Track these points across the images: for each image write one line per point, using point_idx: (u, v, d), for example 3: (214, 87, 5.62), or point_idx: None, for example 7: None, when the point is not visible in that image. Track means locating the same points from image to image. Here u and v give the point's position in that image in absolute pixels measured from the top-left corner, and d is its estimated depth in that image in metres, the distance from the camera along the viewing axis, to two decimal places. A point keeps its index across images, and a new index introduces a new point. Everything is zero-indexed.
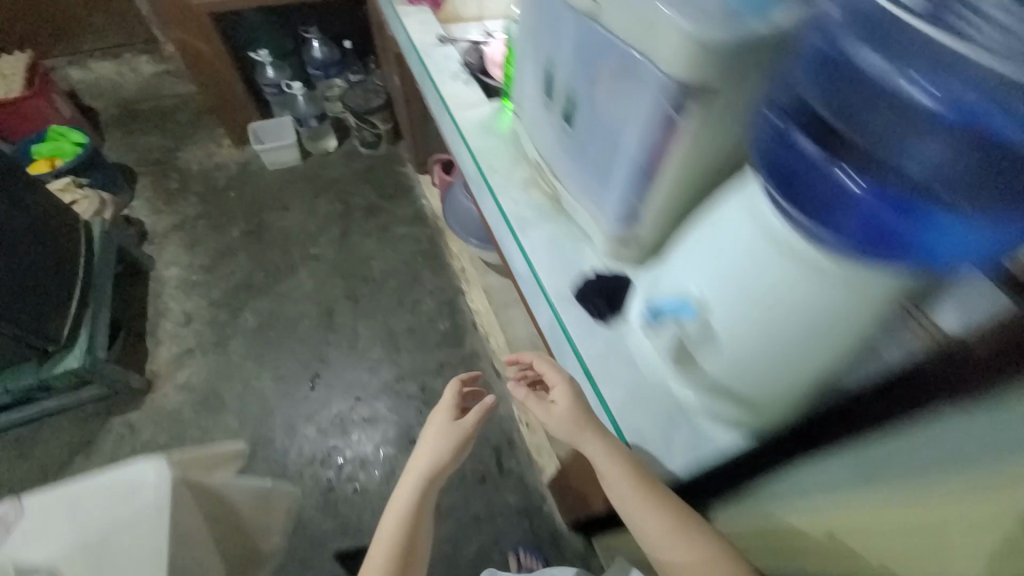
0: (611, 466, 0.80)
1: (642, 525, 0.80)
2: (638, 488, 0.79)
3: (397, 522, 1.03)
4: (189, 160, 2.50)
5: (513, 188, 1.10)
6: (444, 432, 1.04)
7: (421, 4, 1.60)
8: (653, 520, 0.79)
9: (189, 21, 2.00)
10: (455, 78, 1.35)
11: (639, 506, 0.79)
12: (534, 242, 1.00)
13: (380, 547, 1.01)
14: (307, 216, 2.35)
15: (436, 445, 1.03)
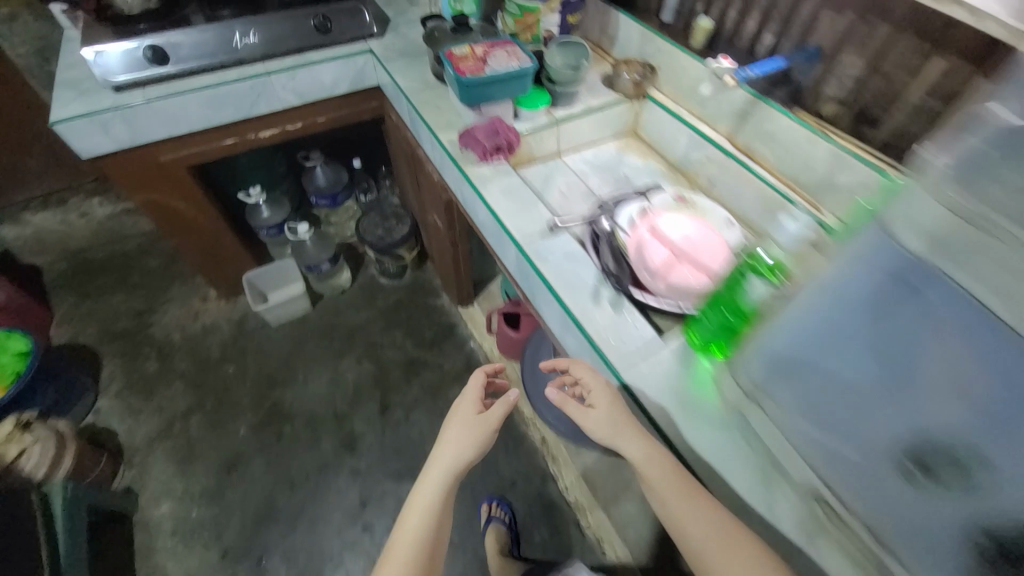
0: (652, 461, 0.75)
1: (700, 545, 0.68)
2: (693, 491, 0.71)
3: (417, 525, 0.99)
4: (168, 325, 1.98)
5: (781, 547, 0.68)
6: (469, 424, 1.08)
7: (497, 159, 1.17)
8: (718, 532, 0.68)
9: (161, 179, 1.51)
10: (599, 299, 0.91)
11: (685, 506, 0.70)
12: None
13: (400, 545, 0.97)
14: (332, 386, 1.86)
15: (462, 440, 1.06)
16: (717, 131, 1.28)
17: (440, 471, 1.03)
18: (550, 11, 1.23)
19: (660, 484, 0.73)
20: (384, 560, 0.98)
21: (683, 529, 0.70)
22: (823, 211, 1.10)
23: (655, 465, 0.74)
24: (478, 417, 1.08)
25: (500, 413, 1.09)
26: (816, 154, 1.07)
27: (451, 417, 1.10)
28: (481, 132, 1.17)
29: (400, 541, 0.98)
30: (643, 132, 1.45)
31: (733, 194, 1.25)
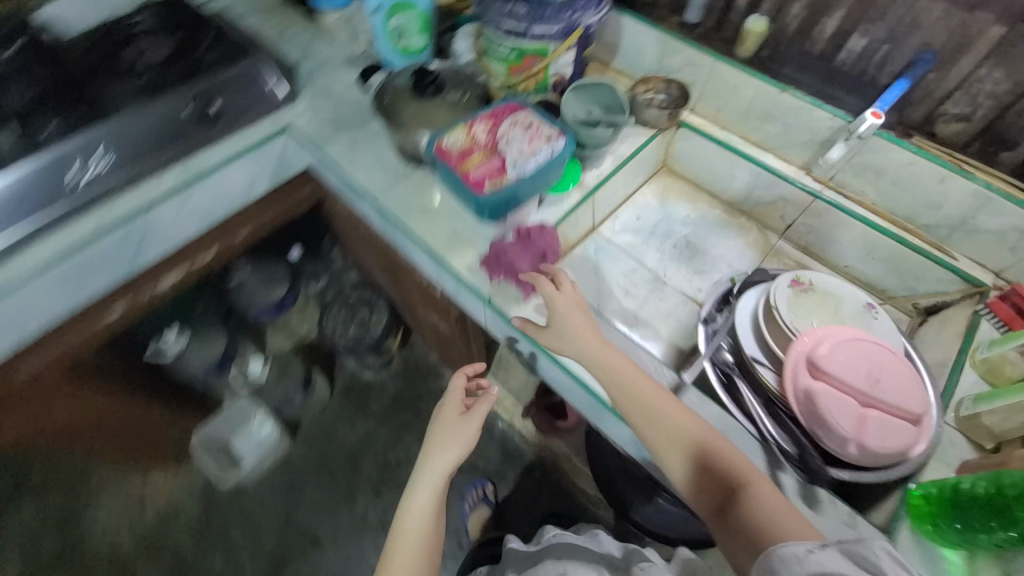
0: (613, 359, 0.74)
1: (660, 437, 0.69)
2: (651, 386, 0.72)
3: (418, 520, 0.89)
4: (107, 528, 1.49)
5: None
6: (453, 426, 0.95)
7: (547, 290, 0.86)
8: (679, 422, 0.69)
9: (35, 399, 1.03)
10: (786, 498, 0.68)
11: (646, 399, 0.71)
12: None
13: (407, 537, 0.88)
14: (356, 535, 1.52)
15: (450, 430, 0.95)
16: (788, 162, 1.02)
17: (435, 468, 0.92)
18: (565, 50, 0.85)
19: (620, 381, 0.73)
20: (386, 555, 0.88)
21: (639, 420, 0.70)
22: (953, 254, 0.90)
23: (616, 362, 0.74)
24: (459, 420, 0.96)
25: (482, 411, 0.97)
26: (947, 192, 0.85)
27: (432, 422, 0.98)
28: (520, 258, 0.84)
29: (407, 538, 0.88)
30: (679, 166, 1.15)
31: (824, 239, 1.02)
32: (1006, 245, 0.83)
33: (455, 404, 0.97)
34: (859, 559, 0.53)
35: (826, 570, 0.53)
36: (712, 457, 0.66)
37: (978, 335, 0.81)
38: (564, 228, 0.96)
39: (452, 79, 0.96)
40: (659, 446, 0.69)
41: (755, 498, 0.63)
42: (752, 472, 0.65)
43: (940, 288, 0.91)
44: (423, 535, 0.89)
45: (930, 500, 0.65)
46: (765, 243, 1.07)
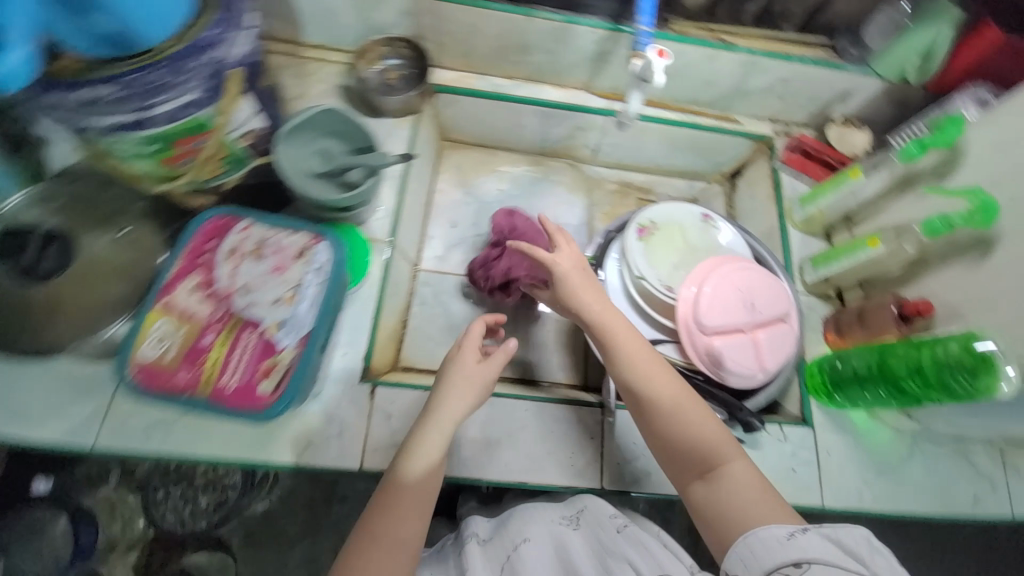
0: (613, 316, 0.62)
1: (645, 405, 0.57)
2: (639, 349, 0.59)
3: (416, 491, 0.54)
4: None
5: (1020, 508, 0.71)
6: (474, 380, 0.58)
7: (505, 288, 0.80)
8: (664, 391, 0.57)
9: None
10: None
11: (644, 361, 0.59)
12: None
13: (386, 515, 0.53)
14: None
15: (468, 384, 0.58)
16: (567, 88, 0.88)
17: (442, 423, 0.56)
18: (229, 108, 0.52)
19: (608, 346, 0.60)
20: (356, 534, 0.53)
21: (624, 385, 0.59)
22: (736, 118, 0.91)
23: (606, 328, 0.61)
24: (476, 369, 0.59)
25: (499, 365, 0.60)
26: (718, 67, 0.81)
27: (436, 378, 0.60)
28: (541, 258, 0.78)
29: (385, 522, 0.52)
30: (459, 131, 0.94)
31: (630, 150, 0.95)
32: (777, 95, 0.85)
33: (472, 346, 0.60)
34: (846, 548, 0.45)
35: (806, 557, 0.45)
36: (696, 429, 0.55)
37: (785, 193, 0.86)
38: (387, 306, 0.73)
39: (101, 221, 0.63)
40: (642, 415, 0.58)
41: (735, 478, 0.53)
42: (729, 453, 0.54)
43: (736, 153, 0.94)
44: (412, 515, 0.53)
45: (824, 380, 0.72)
46: (582, 178, 0.99)
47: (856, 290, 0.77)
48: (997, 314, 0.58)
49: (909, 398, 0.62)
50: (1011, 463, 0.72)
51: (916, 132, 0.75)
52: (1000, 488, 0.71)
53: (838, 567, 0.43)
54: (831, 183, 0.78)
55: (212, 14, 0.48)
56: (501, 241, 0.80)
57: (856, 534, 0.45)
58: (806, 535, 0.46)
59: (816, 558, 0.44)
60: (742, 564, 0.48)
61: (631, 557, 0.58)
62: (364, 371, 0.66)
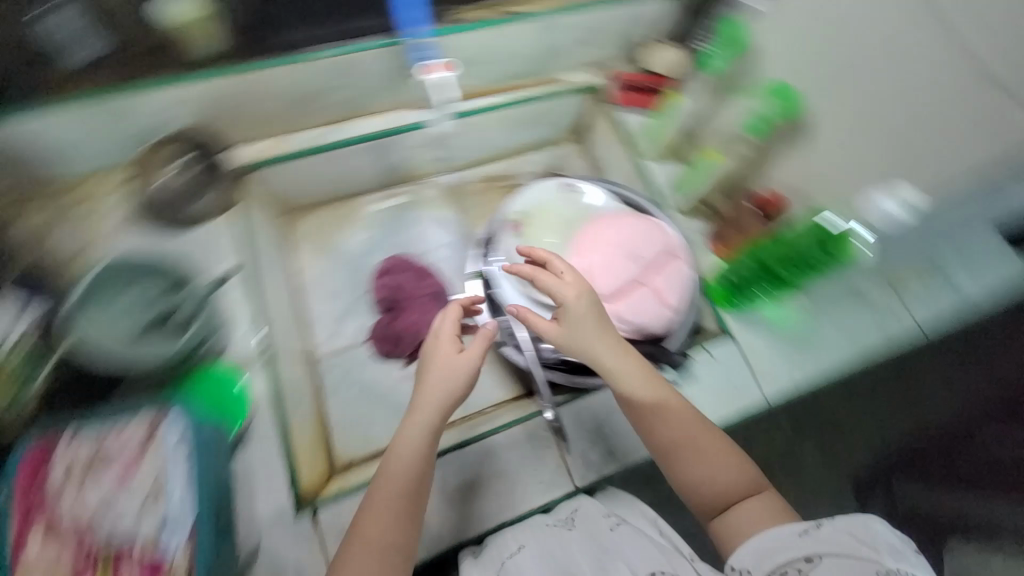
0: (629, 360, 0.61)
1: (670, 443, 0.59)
2: (653, 390, 0.60)
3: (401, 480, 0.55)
4: None
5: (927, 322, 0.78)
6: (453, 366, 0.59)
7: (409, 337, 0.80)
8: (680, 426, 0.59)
9: None
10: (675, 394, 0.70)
11: (669, 409, 0.59)
12: None
13: (376, 509, 0.54)
14: None
15: (449, 369, 0.59)
16: (384, 112, 0.81)
17: (427, 408, 0.58)
18: None
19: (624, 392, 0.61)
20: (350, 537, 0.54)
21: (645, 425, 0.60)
22: (559, 77, 0.89)
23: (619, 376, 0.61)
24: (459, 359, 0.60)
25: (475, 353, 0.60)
26: (516, 38, 0.79)
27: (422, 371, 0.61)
28: (427, 305, 0.80)
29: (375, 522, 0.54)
30: (297, 198, 0.86)
31: (475, 146, 0.92)
32: (583, 42, 0.85)
33: (449, 336, 0.61)
34: (856, 537, 0.48)
35: (819, 554, 0.48)
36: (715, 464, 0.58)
37: (630, 131, 0.87)
38: (295, 420, 0.67)
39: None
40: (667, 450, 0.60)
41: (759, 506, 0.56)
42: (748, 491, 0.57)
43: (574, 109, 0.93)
44: (399, 505, 0.54)
45: (726, 293, 0.76)
46: (443, 191, 0.95)
47: (722, 199, 0.79)
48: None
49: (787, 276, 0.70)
50: (904, 285, 0.70)
51: (710, 37, 0.81)
52: (897, 311, 0.70)
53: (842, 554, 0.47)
54: (661, 110, 0.80)
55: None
56: (388, 304, 0.82)
57: (862, 524, 0.49)
58: (814, 532, 0.50)
59: (824, 553, 0.48)
60: (752, 560, 0.51)
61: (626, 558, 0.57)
62: (295, 499, 0.60)
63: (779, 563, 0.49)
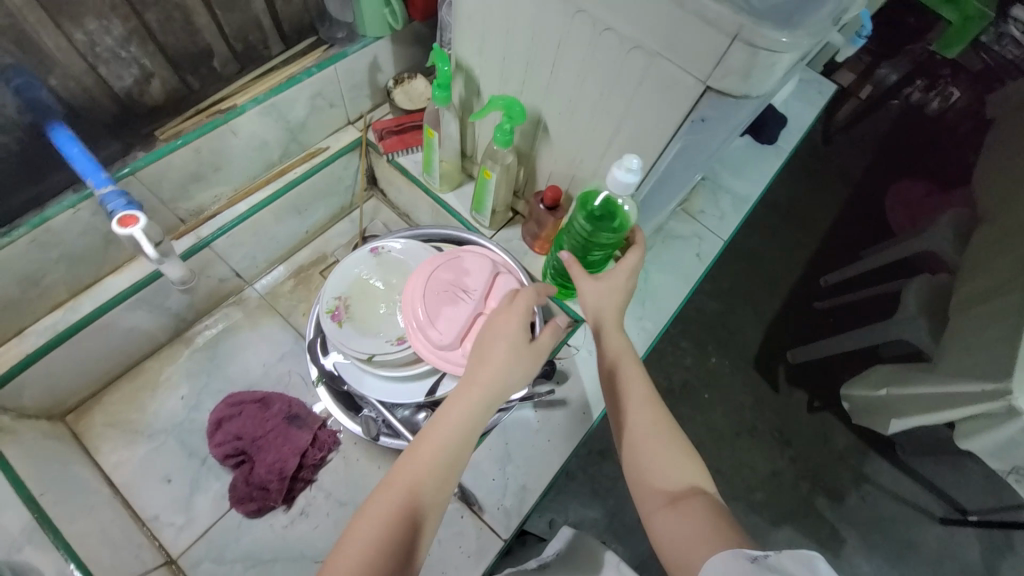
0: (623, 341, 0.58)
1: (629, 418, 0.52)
2: (635, 362, 0.56)
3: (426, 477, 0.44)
4: None
5: (711, 236, 0.92)
6: (520, 359, 0.50)
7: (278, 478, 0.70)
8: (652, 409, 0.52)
9: None
10: (559, 400, 0.72)
11: (639, 391, 0.54)
12: (755, 175, 1.00)
13: (378, 507, 0.42)
14: None
15: (513, 352, 0.50)
16: (127, 265, 0.70)
17: (484, 403, 0.48)
18: None
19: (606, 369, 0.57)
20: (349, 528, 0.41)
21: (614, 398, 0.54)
22: (320, 147, 0.86)
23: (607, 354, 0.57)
24: (526, 350, 0.51)
25: (540, 354, 0.52)
26: (251, 132, 0.73)
27: (491, 350, 0.50)
28: (279, 442, 0.71)
29: (373, 518, 0.41)
30: (73, 394, 0.72)
31: (265, 247, 0.85)
32: (327, 108, 0.82)
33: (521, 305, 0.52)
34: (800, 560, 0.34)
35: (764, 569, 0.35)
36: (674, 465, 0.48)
37: (413, 171, 0.86)
38: None
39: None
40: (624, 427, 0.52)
41: (702, 511, 0.44)
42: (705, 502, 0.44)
43: (354, 169, 0.91)
44: (415, 503, 0.43)
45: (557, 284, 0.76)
46: (257, 303, 0.87)
47: (519, 201, 0.82)
48: (586, 164, 0.66)
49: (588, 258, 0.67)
50: (695, 212, 0.94)
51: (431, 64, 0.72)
52: (684, 252, 0.88)
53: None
54: (427, 148, 0.78)
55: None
56: (240, 455, 0.71)
57: (816, 566, 0.33)
58: (767, 563, 0.35)
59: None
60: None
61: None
62: None
63: None
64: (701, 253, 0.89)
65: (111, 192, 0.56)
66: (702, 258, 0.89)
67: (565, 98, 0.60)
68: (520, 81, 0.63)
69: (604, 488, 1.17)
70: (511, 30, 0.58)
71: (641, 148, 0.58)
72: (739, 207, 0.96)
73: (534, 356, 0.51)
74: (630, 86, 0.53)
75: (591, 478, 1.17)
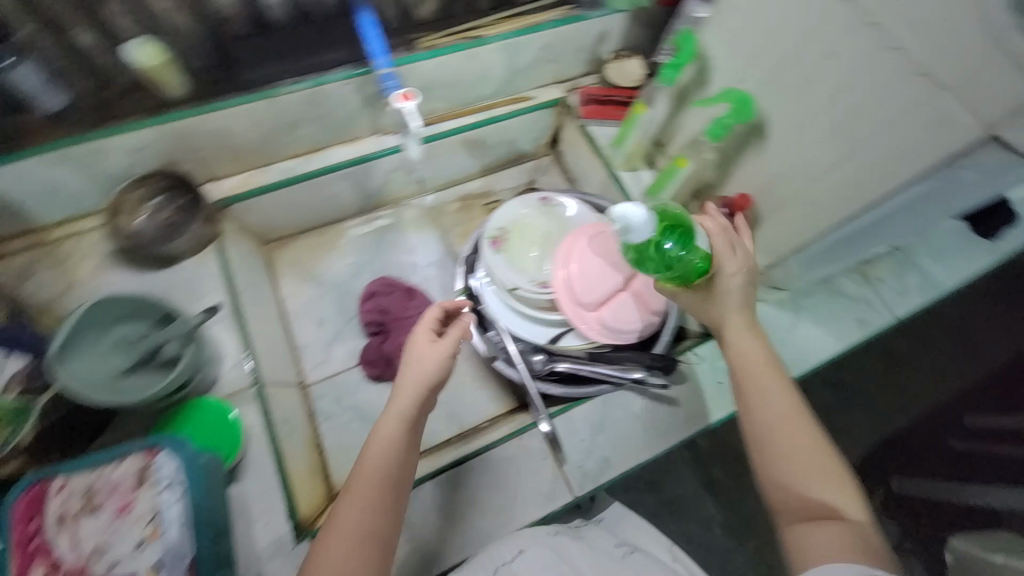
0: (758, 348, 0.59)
1: (769, 435, 0.55)
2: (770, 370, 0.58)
3: (383, 467, 0.53)
4: None
5: (881, 309, 0.83)
6: (425, 352, 0.59)
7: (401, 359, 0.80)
8: (808, 433, 0.54)
9: None
10: (666, 399, 0.73)
11: (780, 398, 0.56)
12: (959, 265, 0.88)
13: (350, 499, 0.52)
14: None
15: (423, 349, 0.59)
16: (356, 140, 0.83)
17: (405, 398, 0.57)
18: None
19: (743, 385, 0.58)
20: (332, 514, 0.52)
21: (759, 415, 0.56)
22: (527, 94, 0.91)
23: (750, 371, 0.58)
24: (430, 349, 0.59)
25: (445, 346, 0.60)
26: (483, 62, 0.80)
27: (405, 355, 0.60)
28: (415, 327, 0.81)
29: (353, 500, 0.51)
30: (276, 229, 0.87)
31: (450, 168, 0.94)
32: (547, 61, 0.87)
33: (424, 328, 0.61)
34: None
35: None
36: (831, 488, 0.51)
37: (601, 142, 0.89)
38: (289, 453, 0.67)
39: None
40: (761, 441, 0.55)
41: (840, 528, 0.49)
42: (858, 528, 0.49)
43: (546, 123, 0.96)
44: (385, 485, 0.52)
45: None
46: (423, 211, 0.97)
47: (695, 202, 0.82)
48: (793, 182, 0.64)
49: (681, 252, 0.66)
50: (873, 278, 0.85)
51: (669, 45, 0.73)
52: (845, 312, 0.82)
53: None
54: (628, 124, 0.81)
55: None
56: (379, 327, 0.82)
57: None
58: None
59: None
60: None
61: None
62: (296, 529, 0.60)
63: None
64: (866, 320, 0.82)
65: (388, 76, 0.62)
66: (864, 326, 0.81)
67: (804, 110, 0.59)
68: (760, 81, 0.62)
69: (649, 509, 1.15)
70: (778, 27, 0.58)
71: (871, 182, 0.55)
72: (925, 292, 0.86)
73: (441, 350, 0.59)
74: (892, 113, 0.51)
75: (641, 494, 1.15)
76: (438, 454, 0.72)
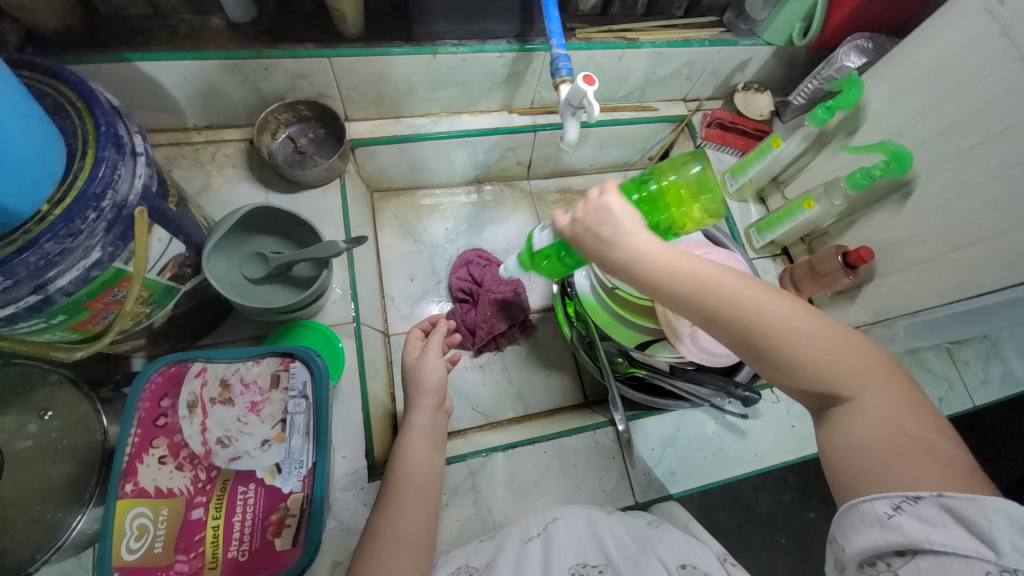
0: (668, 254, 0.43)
1: (747, 332, 0.40)
2: (693, 265, 0.43)
3: (420, 470, 0.54)
4: None
5: (961, 392, 0.83)
6: (427, 355, 0.62)
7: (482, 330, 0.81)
8: (742, 296, 0.41)
9: None
10: (738, 429, 0.74)
11: (718, 291, 0.41)
12: None
13: (390, 498, 0.52)
14: None
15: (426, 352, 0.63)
16: (484, 113, 0.85)
17: (425, 403, 0.60)
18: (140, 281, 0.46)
19: (647, 280, 0.44)
20: (370, 527, 0.50)
21: (682, 302, 0.42)
22: (653, 105, 0.93)
23: (649, 265, 0.43)
24: (432, 353, 0.62)
25: (435, 347, 0.63)
26: (628, 65, 0.82)
27: (408, 362, 0.63)
28: (501, 304, 0.81)
29: (398, 499, 0.52)
30: (388, 180, 0.90)
31: (560, 159, 0.96)
32: (684, 78, 0.88)
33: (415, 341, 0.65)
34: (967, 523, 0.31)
35: (928, 533, 0.32)
36: (807, 346, 0.38)
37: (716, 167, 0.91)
38: (371, 393, 0.68)
39: (20, 403, 0.52)
40: (740, 343, 0.41)
41: (881, 408, 0.37)
42: (865, 375, 0.38)
43: (661, 137, 0.97)
44: (422, 487, 0.53)
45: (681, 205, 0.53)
46: (523, 195, 0.99)
47: (800, 246, 0.84)
48: (927, 246, 0.64)
49: (687, 218, 0.52)
50: (959, 360, 0.85)
51: (818, 82, 0.79)
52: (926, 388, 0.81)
53: (955, 555, 0.31)
54: (756, 153, 0.82)
55: (93, 118, 0.41)
56: (468, 295, 0.84)
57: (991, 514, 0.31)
58: (913, 511, 0.32)
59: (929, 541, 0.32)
60: (852, 532, 0.35)
61: (657, 551, 0.52)
62: (370, 468, 0.62)
63: (873, 541, 0.33)
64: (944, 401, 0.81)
65: (566, 56, 0.62)
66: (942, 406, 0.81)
67: (962, 179, 0.59)
68: (920, 139, 0.62)
69: None
70: (957, 92, 0.58)
71: (1021, 263, 0.55)
72: (1008, 387, 0.85)
73: (434, 353, 0.63)
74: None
75: None
76: (509, 429, 0.75)
